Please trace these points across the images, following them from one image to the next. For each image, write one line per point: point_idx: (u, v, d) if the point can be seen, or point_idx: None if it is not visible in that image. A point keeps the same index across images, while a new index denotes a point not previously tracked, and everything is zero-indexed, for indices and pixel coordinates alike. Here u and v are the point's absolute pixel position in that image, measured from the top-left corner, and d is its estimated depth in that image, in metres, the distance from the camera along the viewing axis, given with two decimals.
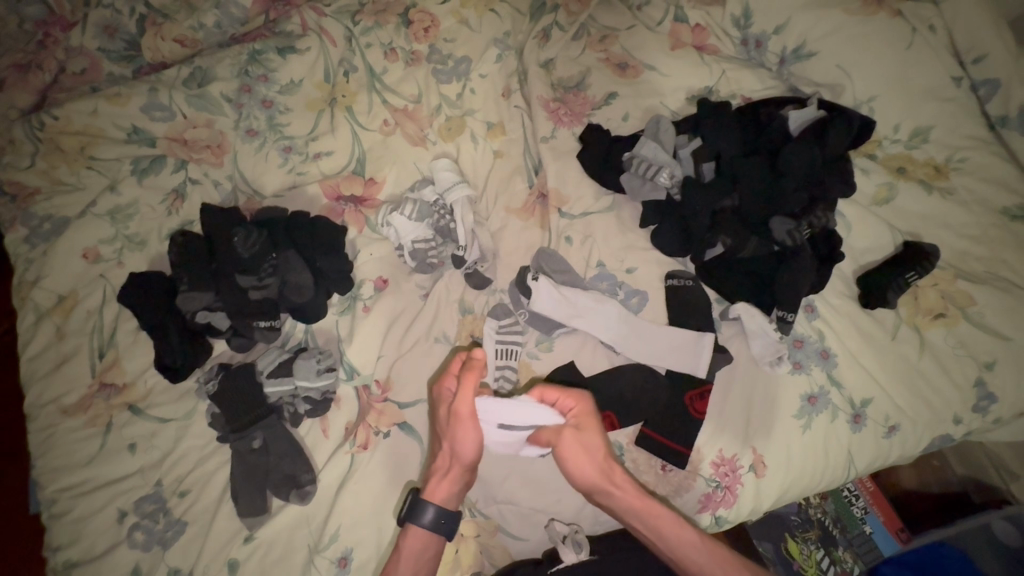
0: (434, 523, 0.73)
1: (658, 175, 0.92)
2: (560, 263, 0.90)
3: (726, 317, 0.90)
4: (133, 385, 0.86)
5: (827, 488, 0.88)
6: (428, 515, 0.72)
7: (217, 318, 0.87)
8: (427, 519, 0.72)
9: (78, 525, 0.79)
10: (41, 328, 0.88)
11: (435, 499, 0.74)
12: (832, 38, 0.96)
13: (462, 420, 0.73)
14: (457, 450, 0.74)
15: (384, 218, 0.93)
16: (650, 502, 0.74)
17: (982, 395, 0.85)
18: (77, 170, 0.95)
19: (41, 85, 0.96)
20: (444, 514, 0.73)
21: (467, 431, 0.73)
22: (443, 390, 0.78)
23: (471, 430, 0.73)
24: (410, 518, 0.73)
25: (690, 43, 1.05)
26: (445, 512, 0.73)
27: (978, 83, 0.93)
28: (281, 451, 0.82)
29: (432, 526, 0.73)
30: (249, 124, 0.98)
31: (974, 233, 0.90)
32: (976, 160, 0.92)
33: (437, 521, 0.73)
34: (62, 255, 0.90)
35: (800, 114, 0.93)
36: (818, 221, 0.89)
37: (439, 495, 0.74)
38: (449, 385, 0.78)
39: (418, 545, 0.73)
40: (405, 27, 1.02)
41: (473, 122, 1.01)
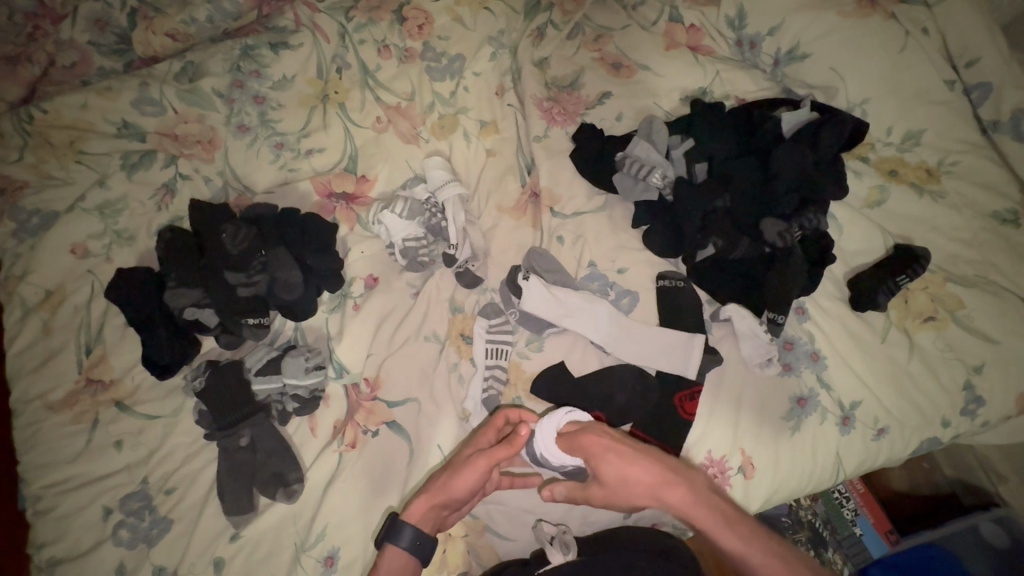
0: (412, 547, 0.69)
1: (650, 175, 0.92)
2: (551, 262, 0.90)
3: (717, 318, 0.90)
4: (120, 381, 0.85)
5: (815, 490, 0.89)
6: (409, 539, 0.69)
7: (206, 314, 0.87)
8: (405, 543, 0.69)
9: (63, 522, 0.79)
10: (28, 323, 0.88)
11: (412, 521, 0.70)
12: (826, 40, 0.96)
13: (475, 461, 0.71)
14: (454, 485, 0.71)
15: (375, 215, 0.93)
16: (705, 494, 0.67)
17: (970, 398, 0.85)
18: (67, 164, 0.94)
19: (30, 78, 0.95)
20: (422, 543, 0.69)
21: (474, 472, 0.71)
22: (481, 439, 0.77)
23: (478, 470, 0.71)
24: (387, 539, 0.69)
25: (685, 43, 1.05)
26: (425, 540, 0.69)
27: (970, 86, 0.93)
28: (268, 449, 0.82)
29: (408, 550, 0.69)
30: (240, 119, 0.97)
31: (964, 237, 0.90)
32: (967, 164, 0.92)
33: (414, 547, 0.69)
34: (50, 250, 0.90)
35: (793, 116, 0.94)
36: (809, 223, 0.89)
37: (421, 521, 0.70)
38: (489, 437, 0.76)
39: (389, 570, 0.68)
40: (399, 24, 1.02)
41: (467, 121, 1.01)
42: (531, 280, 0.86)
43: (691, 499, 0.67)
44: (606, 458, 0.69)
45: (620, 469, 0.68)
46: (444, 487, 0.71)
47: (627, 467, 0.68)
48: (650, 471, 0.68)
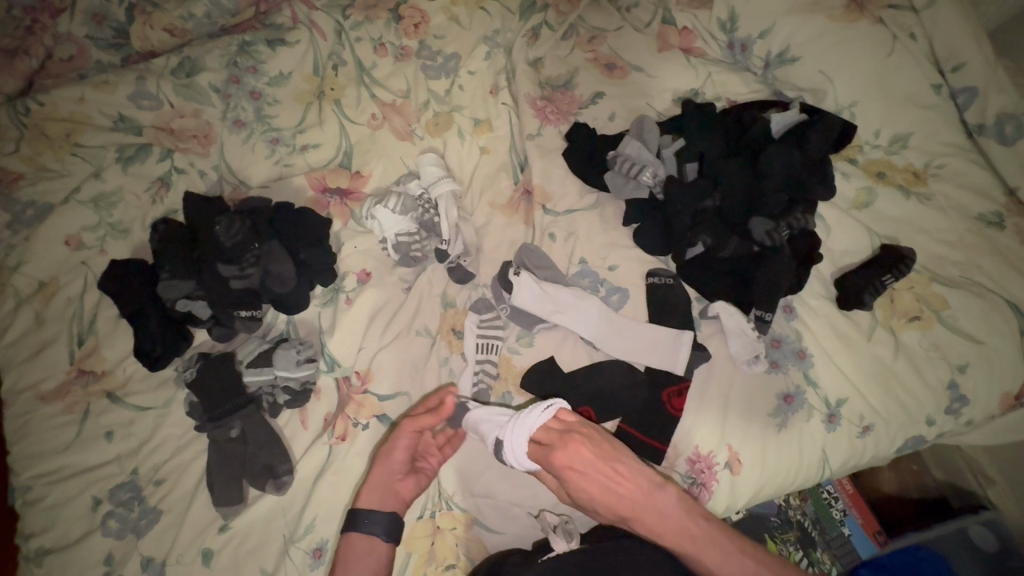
0: (378, 528, 0.72)
1: (641, 174, 0.93)
2: (542, 259, 0.91)
3: (705, 315, 0.91)
4: (112, 372, 0.85)
5: (802, 487, 0.89)
6: (374, 520, 0.72)
7: (197, 307, 0.86)
8: (373, 525, 0.72)
9: (53, 513, 0.79)
10: (21, 313, 0.88)
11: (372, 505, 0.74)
12: (815, 43, 0.97)
13: (403, 430, 0.77)
14: (390, 458, 0.76)
15: (368, 211, 0.93)
16: (684, 515, 0.72)
17: (955, 397, 0.86)
18: (62, 157, 0.94)
19: (27, 71, 0.96)
20: (388, 523, 0.73)
21: (405, 439, 0.77)
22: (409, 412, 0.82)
23: (405, 437, 0.76)
24: (349, 527, 0.73)
25: (678, 45, 1.06)
26: (392, 520, 0.73)
27: (957, 91, 0.94)
28: (258, 442, 0.82)
29: (375, 531, 0.72)
30: (236, 114, 0.98)
31: (949, 238, 0.92)
32: (953, 166, 0.93)
33: (383, 529, 0.72)
34: (44, 241, 0.90)
35: (783, 117, 0.95)
36: (797, 223, 0.90)
37: (376, 501, 0.74)
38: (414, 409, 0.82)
39: (360, 551, 0.71)
40: (396, 23, 1.03)
41: (461, 119, 1.02)
42: (522, 276, 0.87)
43: (662, 528, 0.71)
44: (574, 478, 0.72)
45: (590, 490, 0.72)
46: (382, 465, 0.76)
47: (592, 488, 0.72)
48: (628, 493, 0.72)
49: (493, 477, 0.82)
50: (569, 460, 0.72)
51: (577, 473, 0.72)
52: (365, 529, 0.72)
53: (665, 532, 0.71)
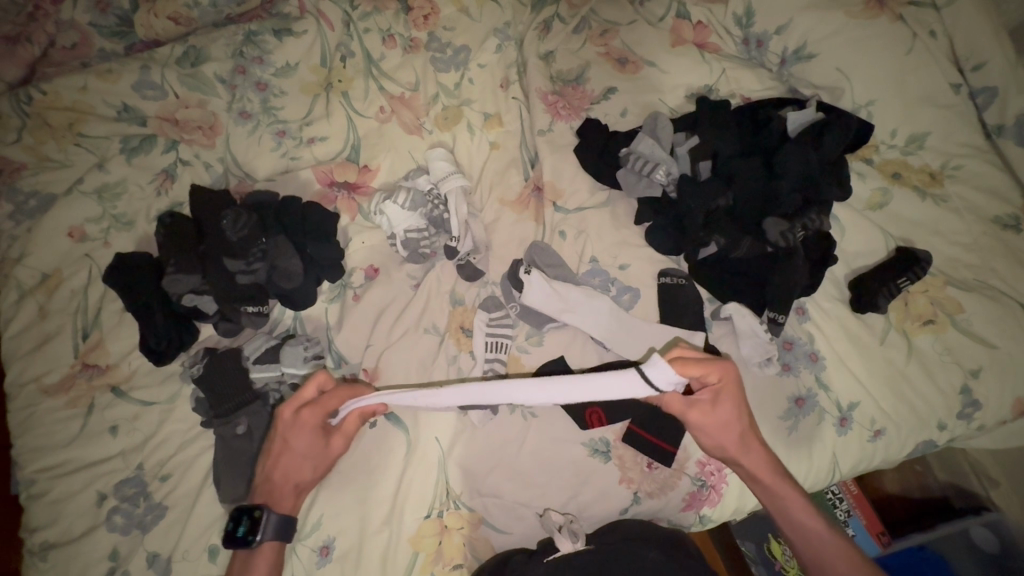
0: (269, 534, 0.68)
1: (654, 172, 0.92)
2: (551, 256, 0.90)
3: (717, 316, 0.90)
4: (116, 366, 0.84)
5: (812, 490, 0.89)
6: (269, 524, 0.67)
7: (204, 302, 0.86)
8: (270, 530, 0.67)
9: (57, 507, 0.78)
10: (24, 306, 0.87)
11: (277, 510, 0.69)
12: (833, 41, 0.96)
13: (298, 415, 0.70)
14: (292, 457, 0.71)
15: (376, 206, 0.92)
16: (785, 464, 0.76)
17: (967, 401, 0.85)
18: (65, 147, 0.93)
19: (30, 59, 0.94)
20: (283, 530, 0.69)
21: (306, 432, 0.71)
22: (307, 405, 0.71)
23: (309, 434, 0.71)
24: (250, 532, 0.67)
25: (692, 40, 1.04)
26: (287, 522, 0.69)
27: (976, 90, 0.93)
28: (264, 438, 0.81)
29: (274, 538, 0.68)
30: (242, 105, 0.96)
31: (965, 241, 0.90)
32: (971, 168, 0.92)
33: (279, 533, 0.68)
34: (47, 232, 0.89)
35: (798, 116, 0.93)
36: (813, 224, 0.88)
37: (274, 504, 0.70)
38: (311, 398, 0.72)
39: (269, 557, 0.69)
40: (405, 14, 1.01)
41: (471, 113, 1.00)
42: (533, 274, 0.86)
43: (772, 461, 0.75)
44: (726, 399, 0.72)
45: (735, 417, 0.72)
46: (286, 461, 0.71)
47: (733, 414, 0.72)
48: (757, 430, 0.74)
49: (501, 478, 0.81)
50: (733, 382, 0.70)
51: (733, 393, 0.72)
52: (256, 541, 0.67)
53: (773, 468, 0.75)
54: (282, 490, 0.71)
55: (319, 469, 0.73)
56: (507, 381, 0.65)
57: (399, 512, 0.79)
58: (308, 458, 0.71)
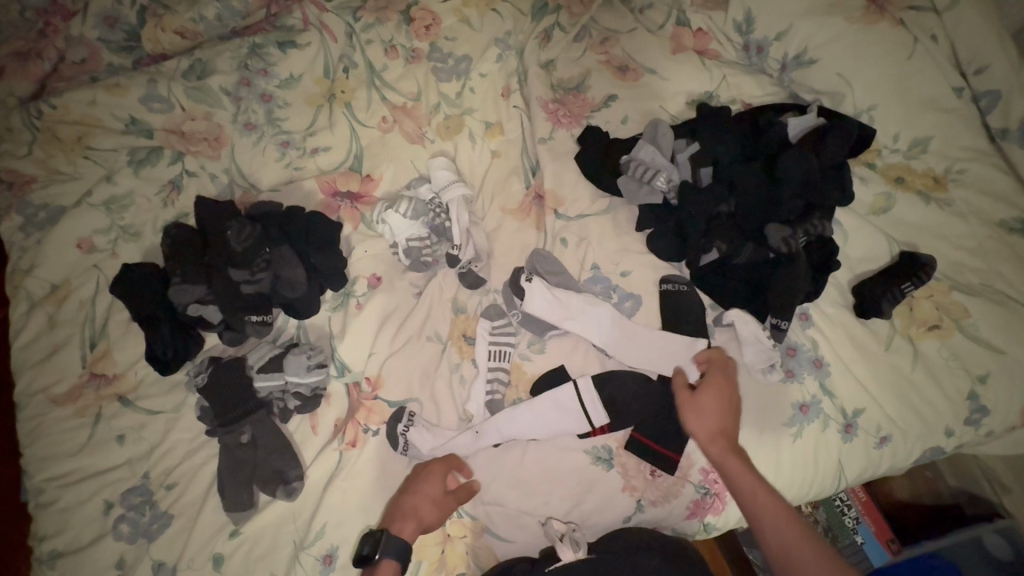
0: (388, 554, 0.69)
1: (655, 179, 0.92)
2: (553, 264, 0.91)
3: (720, 323, 0.90)
4: (123, 375, 0.85)
5: (818, 498, 0.88)
6: (391, 544, 0.69)
7: (209, 311, 0.86)
8: (392, 550, 0.69)
9: (64, 516, 0.79)
10: (34, 316, 0.88)
11: (398, 535, 0.71)
12: (834, 46, 0.95)
13: (431, 460, 0.79)
14: (420, 495, 0.75)
15: (379, 215, 0.93)
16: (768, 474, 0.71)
17: (974, 407, 0.84)
18: (74, 160, 0.95)
19: (40, 74, 0.96)
20: (401, 557, 0.69)
21: (435, 477, 0.77)
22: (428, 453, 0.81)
23: (434, 475, 0.77)
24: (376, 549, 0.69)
25: (692, 47, 1.05)
26: (406, 550, 0.70)
27: (979, 94, 0.92)
28: (269, 446, 0.82)
29: (391, 561, 0.69)
30: (247, 117, 0.98)
31: (970, 245, 0.90)
32: (975, 171, 0.91)
33: (398, 557, 0.69)
34: (57, 243, 0.90)
35: (799, 122, 0.93)
36: (814, 230, 0.88)
37: (397, 529, 0.72)
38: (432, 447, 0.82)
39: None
40: (407, 25, 1.02)
41: (472, 122, 1.01)
42: (536, 281, 0.86)
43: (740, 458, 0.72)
44: (713, 382, 0.78)
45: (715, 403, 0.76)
46: (414, 497, 0.75)
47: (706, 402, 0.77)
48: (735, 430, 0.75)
49: (504, 485, 0.81)
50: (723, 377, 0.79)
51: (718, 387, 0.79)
52: (375, 556, 0.69)
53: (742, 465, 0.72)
54: (407, 520, 0.73)
55: (442, 511, 0.75)
56: (507, 414, 0.81)
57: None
58: (433, 499, 0.75)
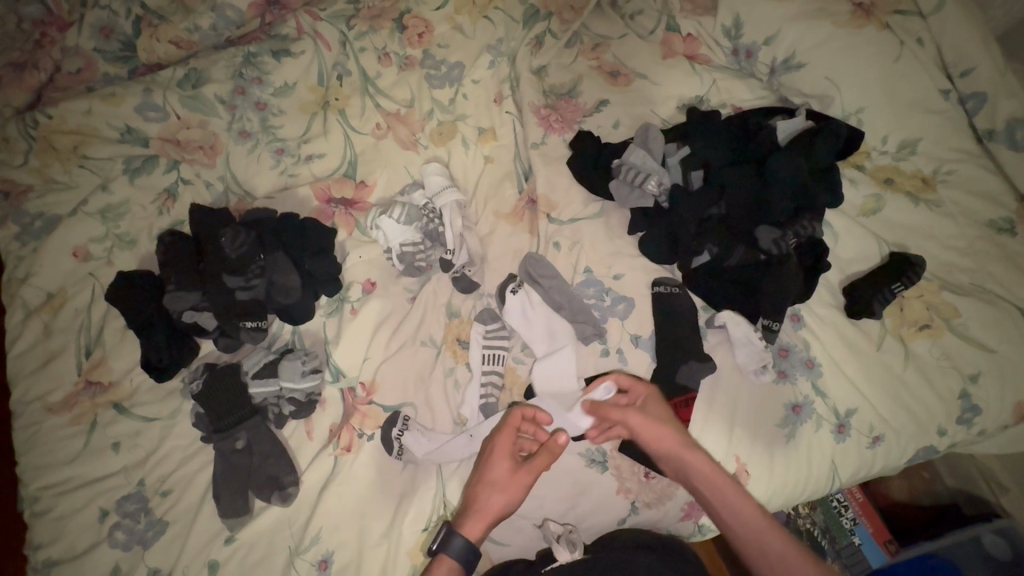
0: (450, 552, 0.69)
1: (646, 182, 0.92)
2: (547, 268, 0.91)
3: (712, 324, 0.91)
4: (118, 383, 0.86)
5: (812, 499, 0.88)
6: (453, 542, 0.69)
7: (203, 318, 0.86)
8: (453, 549, 0.69)
9: (59, 524, 0.79)
10: (29, 325, 0.89)
11: (463, 533, 0.70)
12: (821, 50, 0.97)
13: (496, 438, 0.75)
14: (486, 485, 0.72)
15: (373, 221, 0.93)
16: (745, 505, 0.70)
17: (966, 406, 0.84)
18: (70, 169, 0.95)
19: (36, 84, 0.97)
20: (469, 553, 0.69)
21: (500, 461, 0.73)
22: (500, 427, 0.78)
23: (499, 459, 0.73)
24: (440, 548, 0.69)
25: (682, 52, 1.07)
26: (471, 548, 0.69)
27: (966, 95, 0.93)
28: (264, 452, 0.82)
29: (456, 559, 0.68)
30: (242, 125, 0.99)
31: (960, 245, 0.91)
32: (962, 173, 0.92)
33: (461, 555, 0.69)
34: (52, 252, 0.91)
35: (788, 124, 0.94)
36: (804, 231, 0.89)
37: (462, 524, 0.71)
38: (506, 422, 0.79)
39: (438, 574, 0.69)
40: (400, 32, 1.02)
41: (465, 128, 1.02)
42: (524, 293, 0.90)
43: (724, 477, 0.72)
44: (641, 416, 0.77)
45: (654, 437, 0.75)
46: (481, 485, 0.72)
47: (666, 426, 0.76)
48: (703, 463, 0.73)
49: None
50: (650, 399, 0.80)
51: (659, 406, 0.79)
52: (435, 552, 0.69)
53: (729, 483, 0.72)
54: (474, 515, 0.71)
55: (511, 495, 0.71)
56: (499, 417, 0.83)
57: (403, 511, 0.80)
58: (499, 485, 0.72)
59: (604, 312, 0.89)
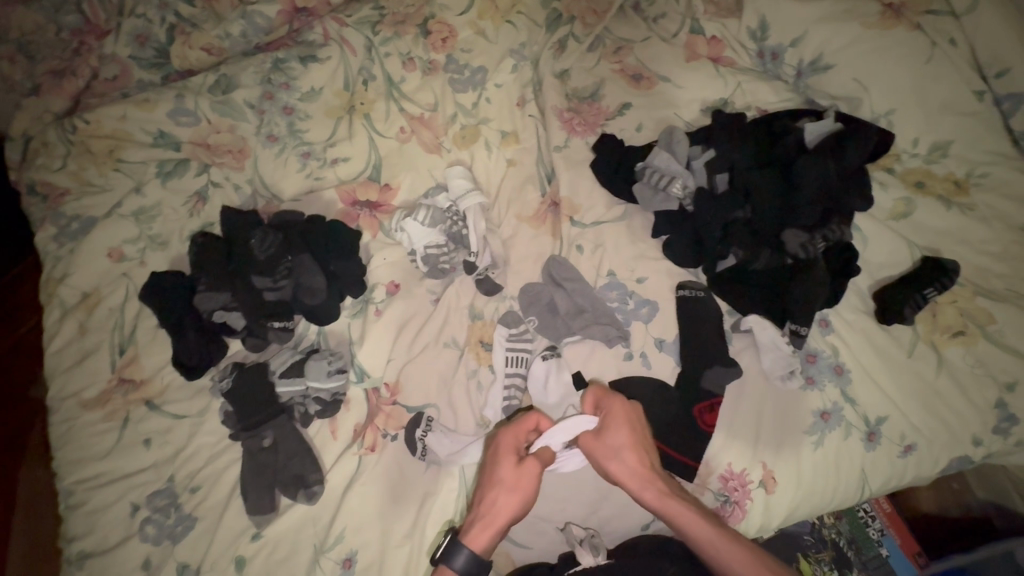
0: (455, 558, 0.69)
1: (670, 186, 0.93)
2: (570, 271, 0.91)
3: (738, 329, 0.90)
4: (150, 381, 0.88)
5: (840, 508, 0.86)
6: (459, 555, 0.69)
7: (232, 317, 0.89)
8: (459, 561, 0.68)
9: (93, 517, 0.81)
10: (65, 323, 0.91)
11: (470, 542, 0.70)
12: (850, 51, 0.95)
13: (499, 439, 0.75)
14: (492, 484, 0.72)
15: (397, 223, 0.95)
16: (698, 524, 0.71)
17: (1003, 416, 0.82)
18: (105, 172, 0.98)
19: (74, 90, 1.00)
20: (474, 562, 0.69)
21: (507, 461, 0.73)
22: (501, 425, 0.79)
23: (506, 459, 0.73)
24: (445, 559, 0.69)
25: (706, 54, 1.06)
26: (476, 557, 0.69)
27: (1001, 97, 0.90)
28: (290, 451, 0.83)
29: (462, 571, 0.68)
30: (270, 129, 1.01)
31: (995, 250, 0.88)
32: (998, 175, 0.90)
33: (468, 567, 0.68)
34: (88, 253, 0.94)
35: (816, 126, 0.92)
36: (833, 235, 0.88)
37: (472, 533, 0.70)
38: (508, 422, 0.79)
39: None
40: (424, 37, 1.04)
41: (489, 131, 1.03)
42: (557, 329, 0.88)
43: (674, 500, 0.72)
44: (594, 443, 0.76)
45: (609, 462, 0.75)
46: (490, 490, 0.72)
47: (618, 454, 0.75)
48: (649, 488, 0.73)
49: None
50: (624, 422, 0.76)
51: (624, 429, 0.76)
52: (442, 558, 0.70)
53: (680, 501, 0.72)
54: (482, 523, 0.71)
55: (519, 494, 0.71)
56: None
57: (427, 509, 0.80)
58: (505, 484, 0.72)
59: (627, 315, 0.89)
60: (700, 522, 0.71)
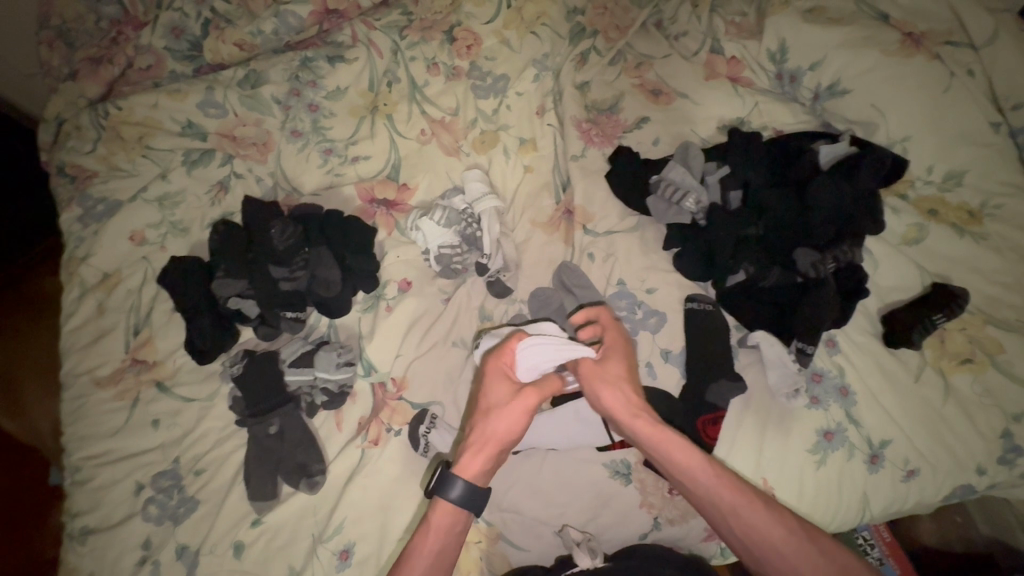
0: (450, 490, 0.68)
1: (684, 200, 0.93)
2: (581, 278, 0.92)
3: (744, 344, 0.91)
4: (162, 363, 0.89)
5: (840, 529, 0.86)
6: (453, 485, 0.68)
7: (247, 305, 0.91)
8: (453, 492, 0.68)
9: (98, 494, 0.82)
10: (84, 302, 0.94)
11: (462, 470, 0.69)
12: (867, 78, 0.97)
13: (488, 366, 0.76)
14: (486, 411, 0.72)
15: (413, 222, 0.96)
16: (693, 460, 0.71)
17: (1009, 447, 0.81)
18: (134, 158, 1.01)
19: (109, 78, 1.03)
20: (470, 490, 0.69)
21: (497, 386, 0.74)
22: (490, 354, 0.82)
23: (497, 384, 0.74)
24: (438, 489, 0.69)
25: (725, 73, 1.08)
26: (469, 486, 0.68)
27: (1016, 129, 0.91)
28: (295, 440, 0.84)
29: (459, 501, 0.68)
30: (295, 125, 1.03)
31: (1007, 280, 0.88)
32: (1013, 207, 0.90)
33: (463, 497, 0.68)
34: (111, 236, 0.96)
35: (833, 148, 0.94)
36: (843, 255, 0.88)
37: (463, 463, 0.70)
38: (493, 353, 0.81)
39: (443, 519, 0.68)
40: (449, 44, 1.06)
41: (507, 137, 1.04)
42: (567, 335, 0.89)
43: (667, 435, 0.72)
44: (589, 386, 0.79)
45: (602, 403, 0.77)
46: (481, 417, 0.73)
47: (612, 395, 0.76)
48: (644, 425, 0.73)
49: (521, 494, 0.81)
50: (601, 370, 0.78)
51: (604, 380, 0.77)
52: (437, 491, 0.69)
53: (680, 445, 0.71)
54: (473, 449, 0.71)
55: (511, 421, 0.71)
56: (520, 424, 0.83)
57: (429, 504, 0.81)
58: (498, 411, 0.71)
59: (634, 324, 0.90)
60: (697, 459, 0.71)
